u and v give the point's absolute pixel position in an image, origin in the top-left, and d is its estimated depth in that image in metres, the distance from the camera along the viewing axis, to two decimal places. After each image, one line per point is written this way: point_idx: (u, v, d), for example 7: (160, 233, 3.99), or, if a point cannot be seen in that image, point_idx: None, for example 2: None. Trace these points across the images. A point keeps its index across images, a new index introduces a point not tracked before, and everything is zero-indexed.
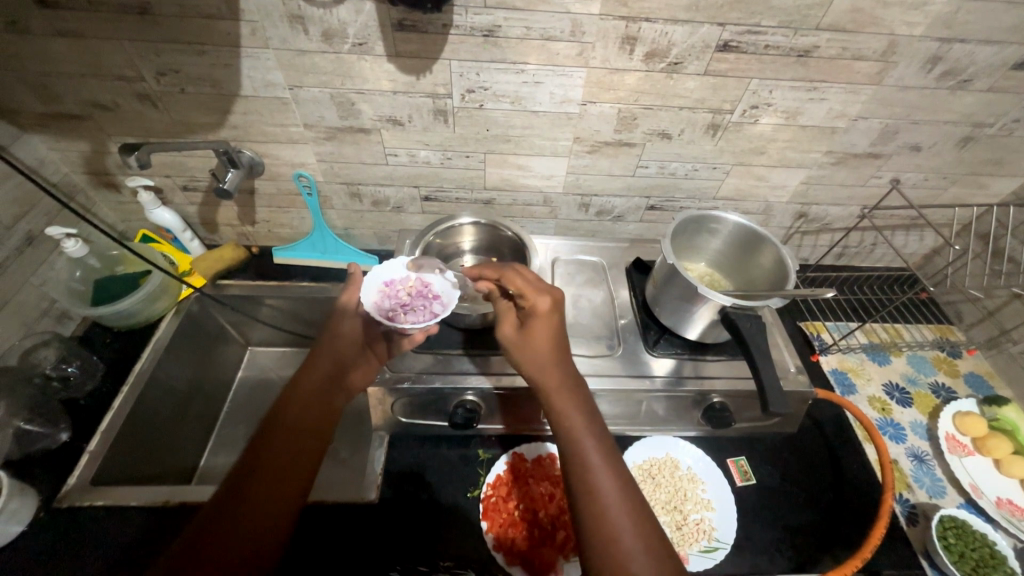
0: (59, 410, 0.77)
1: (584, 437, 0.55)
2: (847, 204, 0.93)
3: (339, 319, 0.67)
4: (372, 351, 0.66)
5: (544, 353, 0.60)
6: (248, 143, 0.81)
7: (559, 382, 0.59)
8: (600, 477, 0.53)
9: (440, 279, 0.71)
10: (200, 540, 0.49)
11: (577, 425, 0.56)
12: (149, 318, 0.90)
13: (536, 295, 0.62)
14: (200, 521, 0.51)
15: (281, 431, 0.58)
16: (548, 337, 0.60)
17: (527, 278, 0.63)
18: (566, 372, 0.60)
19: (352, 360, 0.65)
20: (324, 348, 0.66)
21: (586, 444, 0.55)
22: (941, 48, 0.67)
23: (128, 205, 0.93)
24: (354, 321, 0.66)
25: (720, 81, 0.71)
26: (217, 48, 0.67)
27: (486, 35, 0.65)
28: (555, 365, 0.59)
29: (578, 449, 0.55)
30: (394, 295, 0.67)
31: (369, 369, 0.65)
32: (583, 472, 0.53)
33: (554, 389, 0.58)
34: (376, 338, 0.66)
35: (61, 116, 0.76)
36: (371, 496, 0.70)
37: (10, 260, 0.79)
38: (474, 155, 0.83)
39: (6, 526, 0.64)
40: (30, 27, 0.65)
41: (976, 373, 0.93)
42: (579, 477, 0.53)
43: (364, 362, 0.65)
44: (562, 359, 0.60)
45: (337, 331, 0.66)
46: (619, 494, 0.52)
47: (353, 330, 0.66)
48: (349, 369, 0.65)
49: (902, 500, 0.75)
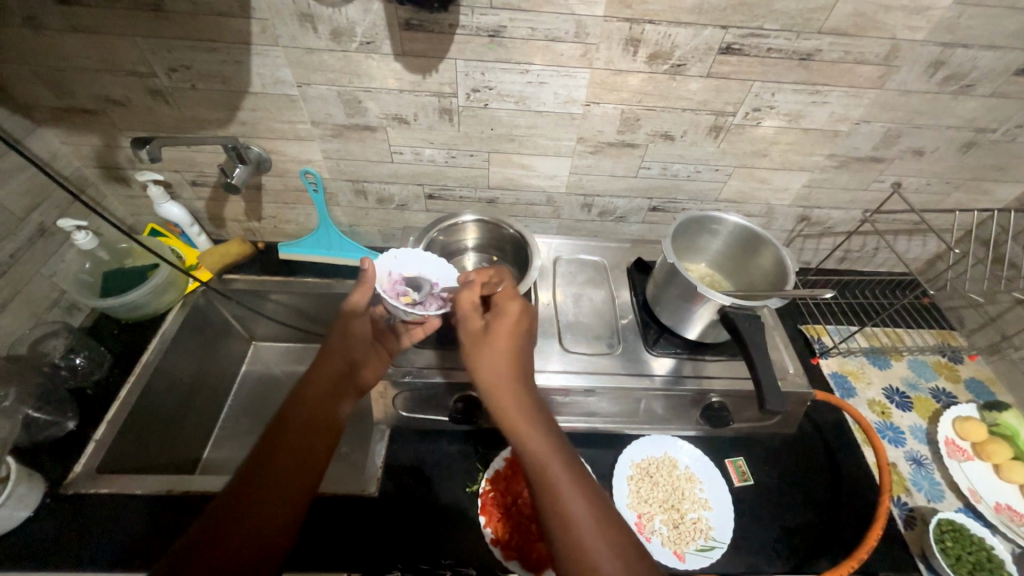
0: (67, 399, 0.78)
1: (541, 444, 0.55)
2: (849, 208, 0.93)
3: (348, 320, 0.67)
4: (382, 346, 0.68)
5: (505, 362, 0.60)
6: (256, 139, 0.82)
7: (518, 394, 0.59)
8: (566, 487, 0.52)
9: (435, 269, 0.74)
10: (208, 536, 0.49)
11: (539, 438, 0.55)
12: (155, 312, 0.91)
13: (503, 303, 0.64)
14: (208, 517, 0.51)
15: (292, 426, 0.59)
16: (510, 345, 0.61)
17: (502, 285, 0.67)
18: (525, 383, 0.60)
19: (364, 356, 0.66)
20: (336, 346, 0.66)
21: (550, 455, 0.54)
22: (944, 53, 0.67)
23: (138, 199, 0.95)
24: (364, 321, 0.68)
25: (723, 83, 0.71)
26: (228, 45, 0.68)
27: (492, 35, 0.66)
28: (516, 374, 0.60)
29: (544, 461, 0.53)
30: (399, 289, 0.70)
31: (380, 362, 0.67)
32: (549, 485, 0.52)
33: (513, 403, 0.58)
34: (385, 333, 0.70)
35: (74, 110, 0.78)
36: (372, 490, 0.71)
37: (23, 250, 0.81)
38: (479, 154, 0.83)
39: (15, 511, 0.65)
40: (47, 23, 0.66)
41: (976, 378, 0.93)
42: (546, 492, 0.51)
43: (376, 359, 0.67)
44: (521, 371, 0.61)
45: (346, 330, 0.67)
46: (587, 507, 0.51)
47: (364, 329, 0.67)
48: (361, 368, 0.65)
49: (900, 503, 0.75)
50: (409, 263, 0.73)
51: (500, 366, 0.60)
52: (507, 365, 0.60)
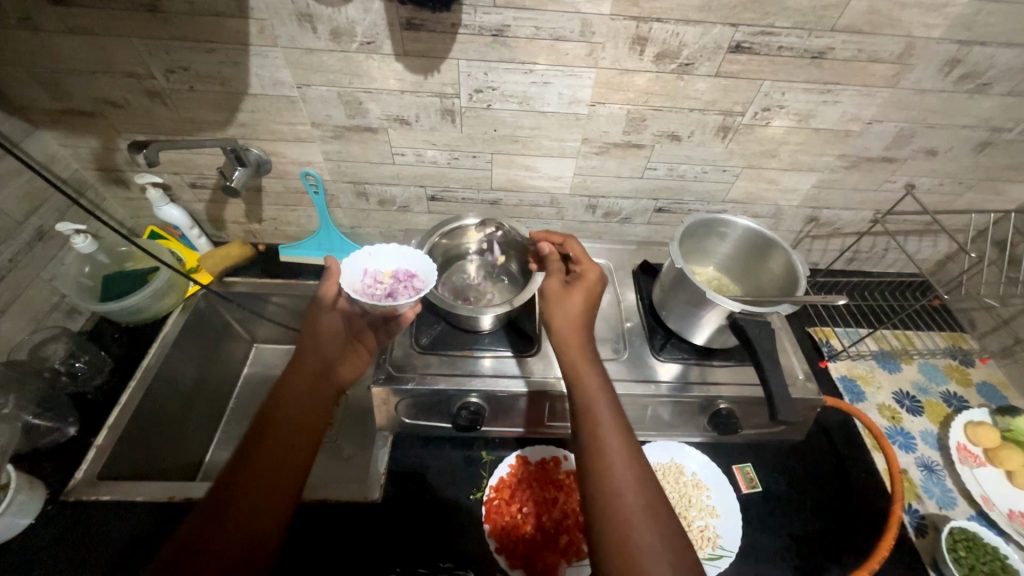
0: (68, 405, 0.77)
1: (589, 373, 0.60)
2: (859, 209, 0.91)
3: (318, 314, 0.67)
4: (360, 343, 0.69)
5: (577, 319, 0.64)
6: (255, 141, 0.81)
7: (579, 335, 0.63)
8: (610, 437, 0.54)
9: (408, 260, 0.73)
10: (188, 548, 0.47)
11: (588, 373, 0.60)
12: (155, 315, 0.90)
13: (586, 263, 0.68)
14: (187, 529, 0.49)
15: (275, 426, 0.57)
16: (580, 306, 0.65)
17: (581, 252, 0.70)
18: (589, 343, 0.63)
19: (338, 354, 0.67)
20: (308, 346, 0.65)
21: (600, 406, 0.57)
22: (960, 50, 0.65)
23: (137, 201, 0.94)
24: (333, 316, 0.67)
25: (731, 82, 0.70)
26: (226, 46, 0.67)
27: (495, 35, 0.65)
28: (581, 331, 0.63)
29: (586, 389, 0.59)
30: (375, 280, 0.69)
31: (358, 360, 0.68)
32: (594, 432, 0.55)
33: (572, 340, 0.63)
34: (362, 330, 0.70)
35: (72, 112, 0.77)
36: (375, 496, 0.70)
37: (21, 255, 0.80)
38: (481, 155, 0.82)
39: (15, 519, 0.65)
40: (43, 25, 0.65)
41: (988, 382, 0.91)
42: (590, 436, 0.55)
43: (353, 356, 0.68)
44: (587, 328, 0.64)
45: (316, 325, 0.67)
46: (616, 435, 0.55)
47: (334, 325, 0.67)
48: (337, 366, 0.66)
49: (912, 511, 0.74)
50: (388, 258, 0.73)
51: (569, 318, 0.64)
52: (574, 309, 0.65)
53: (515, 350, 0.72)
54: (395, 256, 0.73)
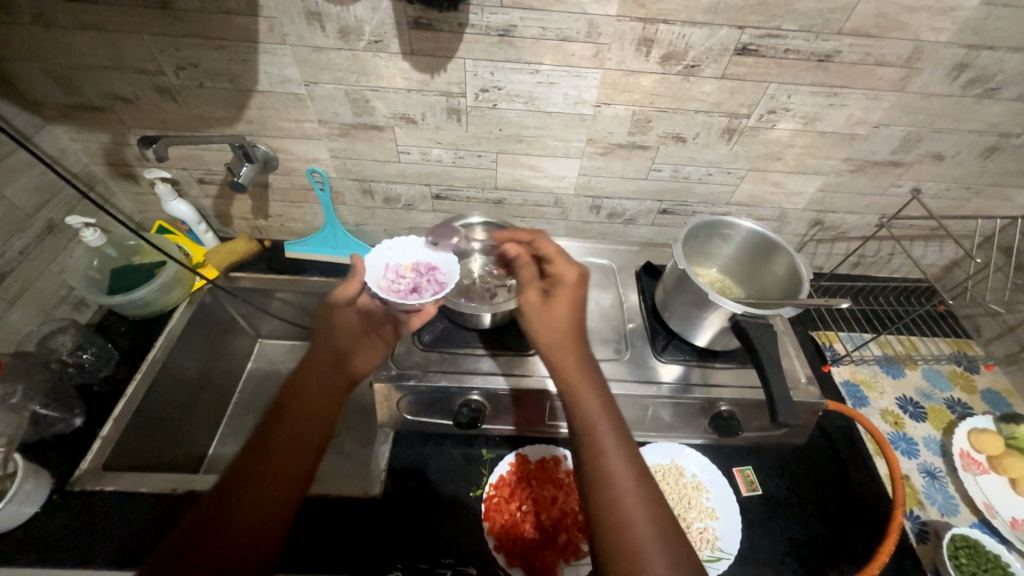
0: (74, 396, 0.78)
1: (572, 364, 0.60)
2: (865, 213, 0.91)
3: (333, 311, 0.67)
4: (378, 336, 0.68)
5: (559, 318, 0.63)
6: (263, 138, 0.81)
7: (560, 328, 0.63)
8: (601, 426, 0.55)
9: (427, 253, 0.74)
10: (189, 541, 0.48)
11: (573, 362, 0.60)
12: (162, 309, 0.91)
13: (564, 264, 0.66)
14: (186, 523, 0.49)
15: (286, 419, 0.58)
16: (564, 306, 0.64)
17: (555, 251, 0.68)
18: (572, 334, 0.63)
19: (354, 346, 0.66)
20: (322, 340, 0.65)
21: (588, 397, 0.58)
22: (969, 54, 0.65)
23: (146, 196, 0.95)
24: (350, 312, 0.67)
25: (737, 84, 0.70)
26: (235, 43, 0.68)
27: (502, 35, 0.65)
28: (561, 326, 0.63)
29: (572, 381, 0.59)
30: (397, 275, 0.70)
31: (374, 352, 0.67)
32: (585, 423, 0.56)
33: (554, 333, 0.62)
34: (381, 323, 0.68)
35: (83, 107, 0.78)
36: (375, 492, 0.71)
37: (32, 247, 0.81)
38: (487, 154, 0.82)
39: (22, 507, 0.65)
40: (56, 20, 0.66)
41: (993, 389, 0.91)
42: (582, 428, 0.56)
43: (369, 348, 0.67)
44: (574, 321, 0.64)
45: (332, 321, 0.66)
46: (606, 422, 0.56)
47: (350, 320, 0.66)
48: (350, 358, 0.65)
49: (913, 517, 0.74)
50: (407, 251, 0.73)
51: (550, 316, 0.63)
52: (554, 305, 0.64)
53: (518, 349, 0.73)
54: (415, 250, 0.74)
